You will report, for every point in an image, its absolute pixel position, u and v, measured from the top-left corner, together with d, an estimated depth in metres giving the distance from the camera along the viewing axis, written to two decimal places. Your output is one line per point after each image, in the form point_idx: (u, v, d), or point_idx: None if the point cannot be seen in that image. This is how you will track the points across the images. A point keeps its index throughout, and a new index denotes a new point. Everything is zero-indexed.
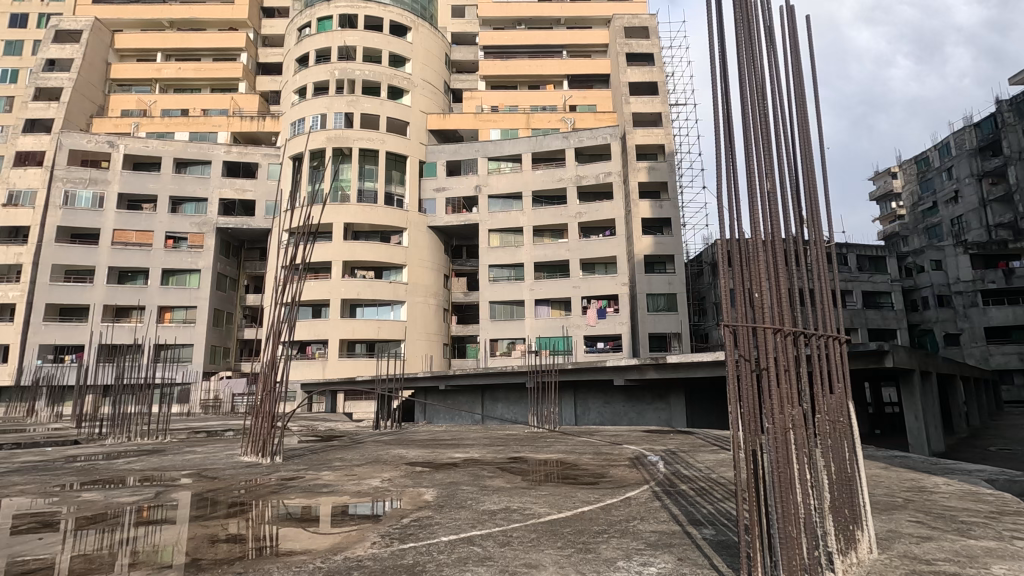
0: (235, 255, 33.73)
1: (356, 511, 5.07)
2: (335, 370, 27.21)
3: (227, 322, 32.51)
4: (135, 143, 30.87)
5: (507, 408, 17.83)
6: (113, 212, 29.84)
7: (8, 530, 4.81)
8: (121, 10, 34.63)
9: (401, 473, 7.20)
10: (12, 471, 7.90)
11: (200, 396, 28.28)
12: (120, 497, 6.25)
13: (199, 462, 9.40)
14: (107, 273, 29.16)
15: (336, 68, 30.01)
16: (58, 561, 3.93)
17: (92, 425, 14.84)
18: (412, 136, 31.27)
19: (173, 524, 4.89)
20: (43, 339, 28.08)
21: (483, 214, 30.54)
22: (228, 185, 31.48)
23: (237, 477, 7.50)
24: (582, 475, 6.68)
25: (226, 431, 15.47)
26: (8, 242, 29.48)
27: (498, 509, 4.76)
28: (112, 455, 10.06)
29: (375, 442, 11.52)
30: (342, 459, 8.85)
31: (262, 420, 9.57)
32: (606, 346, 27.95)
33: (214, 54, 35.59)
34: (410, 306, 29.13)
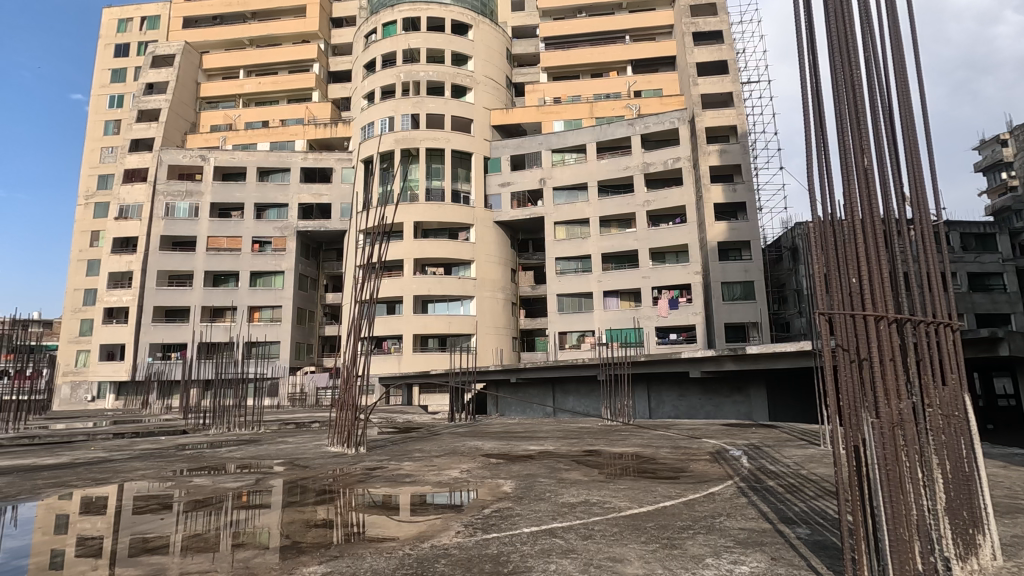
0: (314, 256, 35.61)
1: (435, 501, 5.23)
2: (410, 364, 28.13)
3: (310, 320, 34.46)
4: (224, 155, 33.23)
5: (579, 400, 17.77)
6: (207, 220, 32.32)
7: (131, 512, 5.33)
8: (207, 32, 37.34)
9: (478, 465, 7.33)
10: (133, 457, 8.76)
11: (288, 389, 30.21)
12: (225, 483, 6.80)
13: (289, 451, 10.01)
14: (203, 277, 31.73)
15: (402, 72, 30.93)
16: (175, 540, 4.32)
17: (197, 416, 16.23)
18: (476, 132, 31.57)
19: (271, 508, 5.25)
20: (153, 338, 30.93)
21: (548, 207, 30.45)
22: (306, 191, 33.20)
23: (325, 466, 7.92)
24: (661, 470, 6.53)
25: (314, 422, 16.45)
26: (121, 252, 32.66)
27: (577, 502, 4.74)
28: (216, 444, 10.95)
29: (451, 433, 11.82)
30: (421, 450, 9.16)
31: (346, 413, 10.08)
32: (679, 337, 27.17)
33: (289, 66, 37.55)
34: (479, 301, 29.57)
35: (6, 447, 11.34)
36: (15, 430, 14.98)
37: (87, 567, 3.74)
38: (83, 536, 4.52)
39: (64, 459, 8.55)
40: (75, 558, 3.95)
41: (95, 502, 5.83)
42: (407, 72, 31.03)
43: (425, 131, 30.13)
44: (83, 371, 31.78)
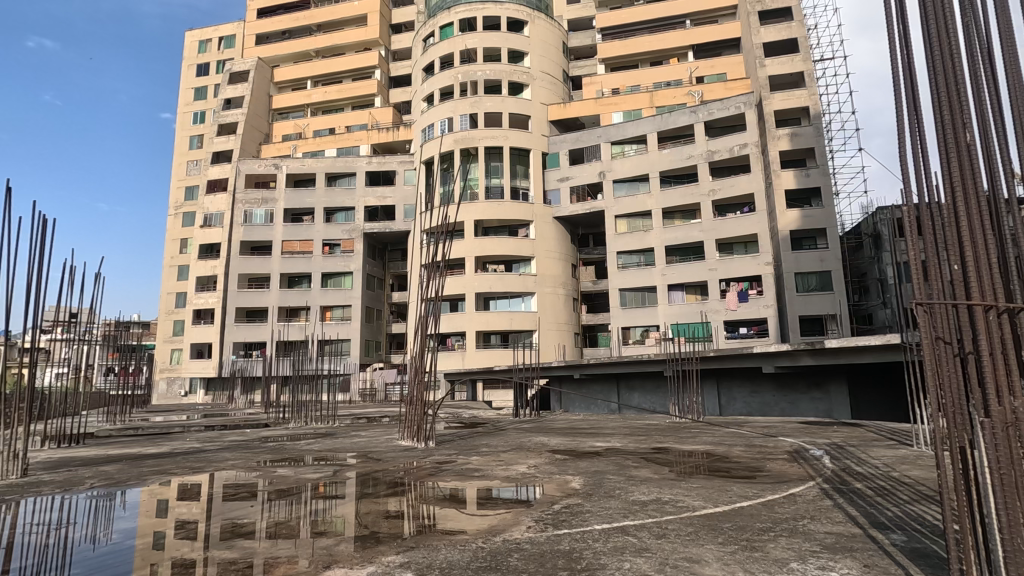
0: (380, 257, 36.86)
1: (503, 495, 5.30)
2: (473, 361, 28.59)
3: (378, 318, 35.70)
4: (295, 163, 35.00)
5: (644, 397, 17.43)
6: (281, 225, 34.17)
7: (223, 499, 5.73)
8: (278, 47, 39.40)
9: (545, 460, 7.34)
10: (223, 448, 9.41)
11: (358, 385, 31.48)
12: (306, 474, 7.18)
13: (362, 445, 10.41)
14: (279, 279, 33.58)
15: (460, 72, 31.42)
16: (262, 527, 4.59)
17: (278, 411, 17.23)
18: (534, 129, 31.51)
19: (348, 499, 5.50)
20: (236, 338, 33.07)
21: (608, 200, 30.01)
22: (372, 194, 34.38)
23: (397, 459, 8.21)
24: (736, 469, 6.28)
25: (385, 417, 17.05)
26: (206, 257, 35.15)
27: (649, 500, 4.65)
28: (296, 437, 11.58)
29: (517, 429, 11.91)
30: (488, 444, 9.28)
31: (415, 407, 10.38)
32: (749, 331, 26.05)
33: (353, 74, 38.96)
34: (541, 297, 29.61)
35: (115, 437, 12.48)
36: (122, 422, 16.45)
37: (187, 548, 4.06)
38: (183, 520, 4.90)
39: (164, 449, 9.30)
40: (177, 540, 4.29)
41: (192, 489, 6.31)
42: (465, 72, 31.47)
43: (483, 130, 30.46)
44: (177, 368, 34.50)
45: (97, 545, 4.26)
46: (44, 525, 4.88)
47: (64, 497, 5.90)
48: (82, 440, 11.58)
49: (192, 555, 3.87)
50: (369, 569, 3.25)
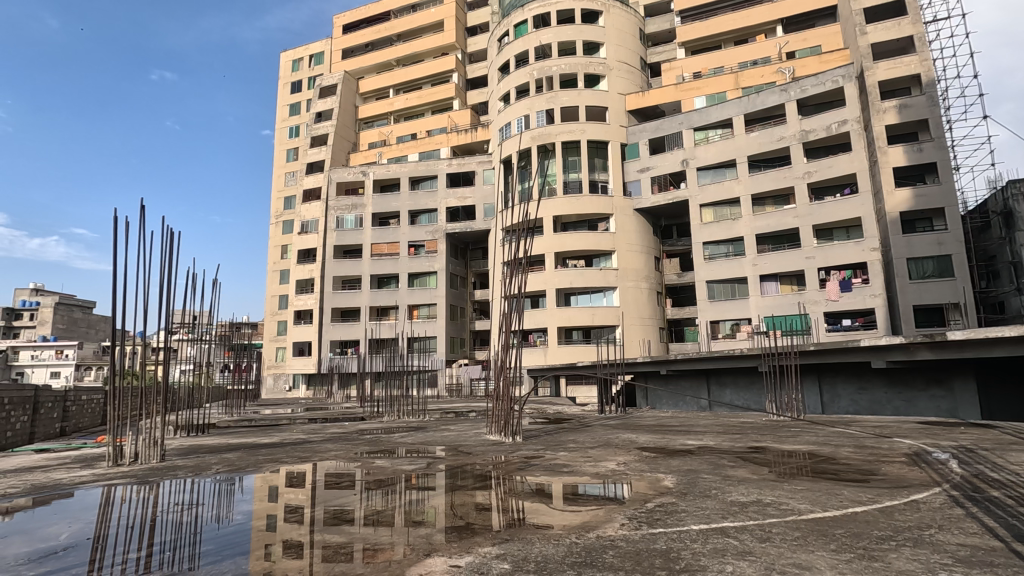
0: (462, 256, 37.79)
1: (590, 492, 5.26)
2: (556, 356, 28.60)
3: (462, 316, 36.64)
4: (381, 169, 36.70)
5: (737, 393, 16.66)
6: (370, 229, 36.03)
7: (326, 486, 6.15)
8: (363, 60, 41.46)
9: (634, 458, 7.19)
10: (326, 440, 10.07)
11: (445, 380, 32.51)
12: (401, 465, 7.53)
13: (452, 438, 10.73)
14: (369, 280, 35.38)
15: (535, 69, 31.49)
16: (362, 514, 4.86)
17: (372, 405, 18.18)
18: (611, 120, 30.88)
19: (440, 490, 5.70)
20: (332, 336, 35.20)
21: (692, 189, 28.83)
22: (453, 195, 35.31)
23: (486, 453, 8.38)
24: (844, 471, 5.82)
25: (471, 412, 17.47)
26: (305, 262, 37.73)
27: (749, 501, 4.42)
28: (391, 430, 12.16)
29: (603, 425, 11.76)
30: (575, 440, 9.24)
31: (501, 403, 10.56)
32: (854, 323, 24.05)
33: (431, 80, 40.15)
34: (623, 291, 29.04)
35: (232, 427, 13.73)
36: (238, 414, 18.07)
37: (297, 531, 4.37)
38: (292, 505, 5.29)
39: (276, 440, 10.12)
40: (287, 523, 4.64)
41: (299, 476, 6.83)
42: (540, 68, 31.49)
43: (560, 125, 30.30)
44: (282, 364, 37.39)
45: (222, 524, 4.72)
46: (180, 505, 5.48)
47: (194, 481, 6.59)
48: (206, 430, 12.83)
49: (302, 538, 4.17)
50: (467, 558, 3.35)
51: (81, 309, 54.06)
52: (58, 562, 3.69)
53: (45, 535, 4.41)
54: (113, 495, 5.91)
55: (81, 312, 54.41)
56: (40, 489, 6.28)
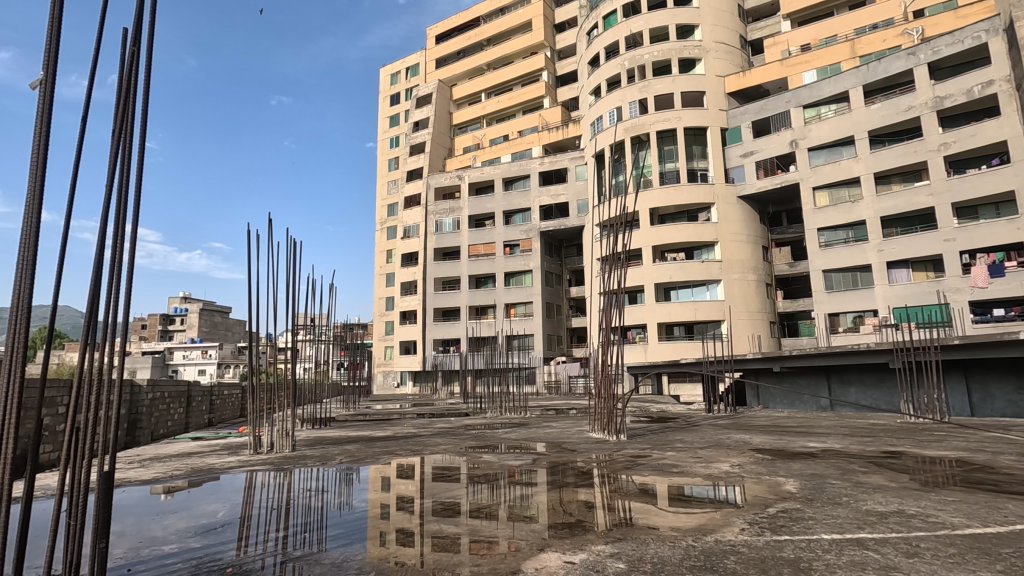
0: (557, 253, 37.80)
1: (698, 494, 5.06)
2: (657, 353, 27.77)
3: (558, 313, 36.70)
4: (475, 173, 37.77)
5: (863, 392, 15.27)
6: (467, 231, 37.17)
7: (434, 479, 6.44)
8: (456, 67, 42.90)
9: (749, 460, 6.77)
10: (434, 434, 10.51)
11: (544, 378, 32.80)
12: (507, 460, 7.70)
13: (555, 436, 10.74)
14: (468, 281, 36.51)
15: (626, 59, 30.76)
16: (469, 507, 5.02)
17: (475, 401, 18.75)
18: (709, 104, 29.33)
19: (542, 487, 5.77)
20: (435, 335, 36.74)
21: (804, 171, 26.66)
22: (546, 193, 35.43)
23: (591, 451, 8.32)
24: (1006, 482, 5.07)
25: (572, 409, 17.44)
26: (408, 265, 39.75)
27: (888, 511, 4.01)
28: (495, 426, 12.45)
29: (712, 425, 11.21)
30: (683, 440, 8.89)
31: (603, 402, 10.45)
32: (1009, 312, 20.98)
33: (521, 80, 40.47)
34: (728, 284, 27.53)
35: (350, 421, 14.79)
36: (354, 409, 19.44)
37: (409, 520, 4.59)
38: (404, 496, 5.59)
39: (389, 433, 10.74)
40: (400, 513, 4.90)
41: (412, 468, 7.23)
42: (631, 58, 30.68)
43: (654, 114, 29.33)
44: (390, 362, 39.66)
45: (344, 510, 5.11)
46: (310, 491, 6.02)
47: (320, 469, 7.19)
48: (327, 423, 13.93)
49: (414, 527, 4.37)
50: (581, 556, 3.34)
51: (220, 314, 60.99)
52: (216, 537, 4.16)
53: (203, 512, 5.01)
54: (256, 479, 6.61)
55: (221, 316, 61.40)
56: (197, 472, 7.17)
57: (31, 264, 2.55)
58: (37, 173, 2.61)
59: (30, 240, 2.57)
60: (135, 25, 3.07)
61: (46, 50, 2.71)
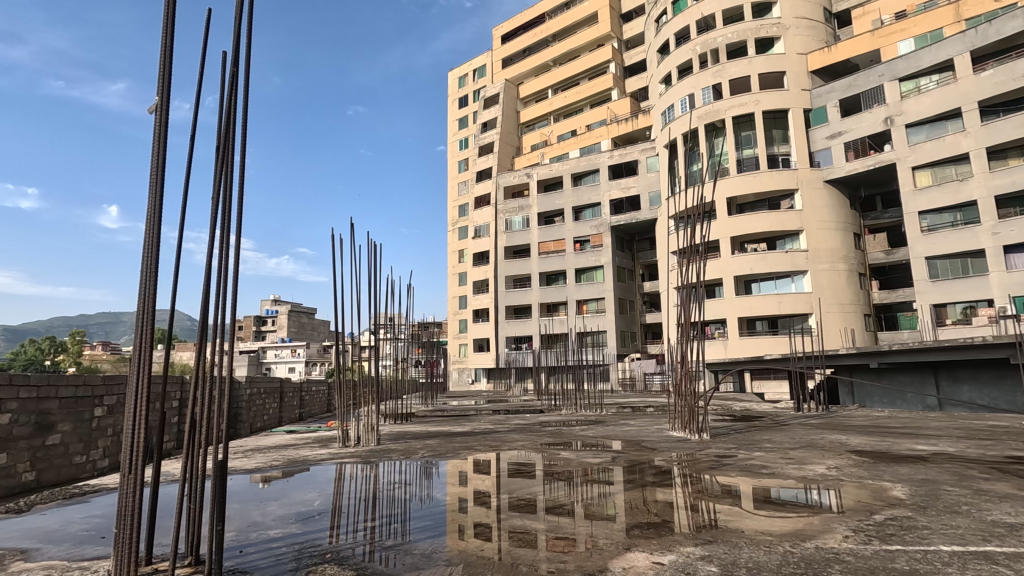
0: (629, 248, 37.01)
1: (788, 497, 4.78)
2: (738, 349, 26.56)
3: (631, 309, 35.96)
4: (544, 170, 37.76)
5: (977, 391, 13.89)
6: (536, 229, 37.23)
7: (511, 475, 6.52)
8: (522, 66, 43.04)
9: (848, 462, 6.30)
10: (511, 431, 10.61)
11: (618, 375, 32.33)
12: (586, 458, 7.64)
13: (633, 434, 10.52)
14: (539, 278, 36.57)
15: (697, 44, 29.55)
16: (545, 504, 5.01)
17: (550, 399, 18.74)
18: (790, 85, 27.56)
19: (619, 486, 5.68)
20: (507, 332, 37.12)
21: (902, 150, 24.47)
22: (616, 187, 34.78)
23: (673, 449, 8.08)
24: None
25: (649, 407, 17.03)
26: (480, 264, 40.43)
27: (1020, 523, 3.58)
28: (572, 423, 12.36)
29: (804, 424, 10.56)
30: (772, 440, 8.43)
31: (685, 399, 10.12)
32: None
33: (588, 73, 39.93)
34: (815, 275, 25.84)
35: (429, 417, 15.26)
36: (433, 405, 20.04)
37: (486, 516, 4.64)
38: (480, 490, 5.69)
39: (468, 429, 10.96)
40: (478, 507, 4.98)
41: (491, 464, 7.35)
42: (703, 42, 29.46)
43: (730, 99, 27.96)
44: (464, 359, 40.53)
45: (425, 502, 5.28)
46: (395, 483, 6.27)
47: (404, 463, 7.48)
48: (408, 418, 14.47)
49: (493, 522, 4.42)
50: (670, 557, 3.25)
51: (307, 314, 65.05)
52: (314, 524, 4.42)
53: (301, 500, 5.35)
54: (345, 471, 6.97)
55: (308, 317, 65.42)
56: (292, 463, 7.66)
57: (155, 274, 2.83)
58: (158, 191, 2.89)
59: (153, 251, 2.85)
60: (233, 47, 3.30)
61: (161, 78, 2.99)
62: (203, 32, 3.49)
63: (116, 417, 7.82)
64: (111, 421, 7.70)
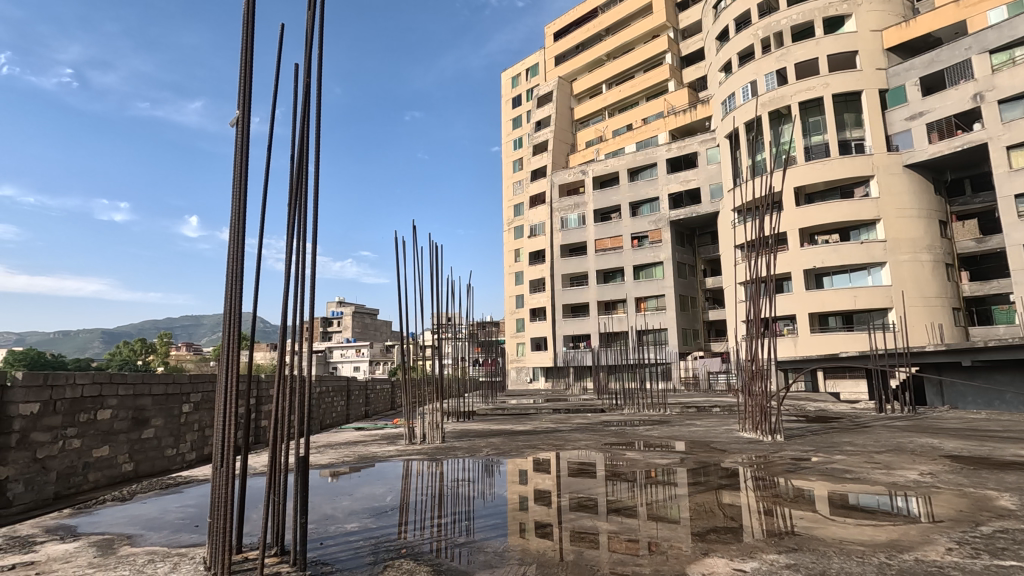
0: (690, 243, 35.93)
1: (873, 504, 4.49)
2: (809, 346, 25.22)
3: (693, 305, 34.92)
4: (599, 166, 37.29)
5: None
6: (593, 226, 36.83)
7: (572, 474, 6.47)
8: (575, 62, 42.67)
9: (943, 468, 5.83)
10: (574, 430, 10.51)
11: (680, 373, 31.50)
12: (652, 458, 7.46)
13: (701, 435, 10.19)
14: (596, 276, 36.15)
15: (759, 28, 28.27)
16: (609, 504, 4.93)
17: (611, 398, 18.46)
18: (863, 65, 25.83)
19: (685, 487, 5.51)
20: (565, 331, 36.93)
21: (994, 128, 22.44)
22: (675, 180, 33.82)
23: (745, 451, 7.75)
24: None
25: (714, 407, 16.47)
26: (536, 263, 40.42)
27: None
28: (635, 423, 12.11)
29: (888, 426, 9.87)
30: (854, 443, 7.92)
31: (755, 399, 9.69)
32: None
33: (643, 65, 39.05)
34: (895, 267, 24.14)
35: (490, 415, 15.41)
36: (493, 403, 20.22)
37: (548, 515, 4.61)
38: (542, 489, 5.67)
39: (529, 428, 10.97)
40: (539, 506, 4.96)
41: (553, 463, 7.30)
42: (765, 26, 28.15)
43: (796, 84, 26.52)
44: (522, 358, 40.65)
45: (488, 500, 5.32)
46: (459, 480, 6.36)
47: (468, 460, 7.56)
48: (470, 417, 14.65)
49: (556, 521, 4.39)
50: (752, 564, 3.10)
51: (370, 315, 67.38)
52: (386, 519, 4.53)
53: (372, 495, 5.52)
54: (412, 468, 7.12)
55: (371, 317, 67.71)
56: (362, 459, 7.92)
57: (240, 279, 2.99)
58: (242, 201, 3.05)
59: (238, 257, 3.01)
60: (305, 61, 3.43)
61: (242, 96, 3.17)
62: (278, 50, 3.67)
63: (200, 414, 8.34)
64: (196, 417, 8.21)
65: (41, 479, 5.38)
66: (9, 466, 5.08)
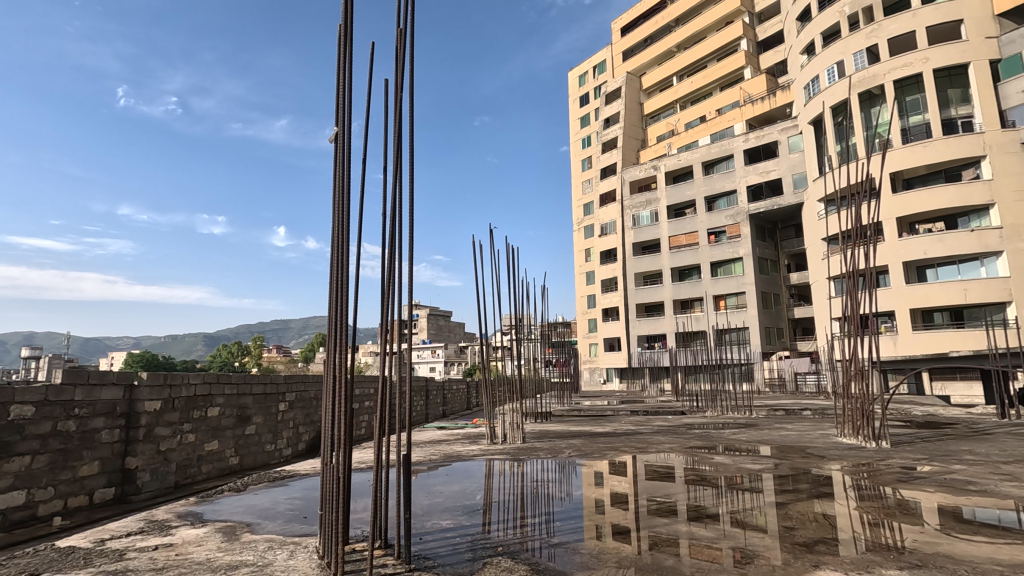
0: (772, 237, 34.04)
1: (997, 518, 4.07)
2: (912, 346, 23.16)
3: (777, 303, 33.07)
4: (671, 161, 36.20)
5: None
6: (666, 223, 35.84)
7: (651, 478, 6.31)
8: (644, 56, 41.71)
9: None
10: (656, 432, 10.23)
11: (765, 375, 29.93)
12: (743, 463, 7.10)
13: (794, 439, 9.62)
14: (671, 274, 35.12)
15: (845, 5, 26.35)
16: (693, 510, 4.78)
17: (691, 399, 17.84)
18: (969, 35, 23.37)
19: (776, 494, 5.25)
20: (639, 331, 36.07)
21: None
22: (754, 171, 32.23)
23: (846, 458, 7.23)
24: None
25: (805, 410, 15.47)
26: (608, 262, 39.89)
27: None
28: (721, 426, 11.62)
29: (1015, 434, 8.82)
30: (975, 452, 7.17)
31: (854, 404, 9.01)
32: None
33: (716, 54, 37.48)
34: (1013, 255, 21.69)
35: (567, 416, 15.40)
36: (568, 404, 20.10)
37: (627, 518, 4.55)
38: (621, 492, 5.60)
39: (609, 430, 10.78)
40: (618, 509, 4.89)
41: (634, 466, 7.14)
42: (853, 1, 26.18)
43: (889, 61, 24.44)
44: (595, 359, 40.22)
45: (567, 501, 5.33)
46: (539, 481, 6.39)
47: (547, 461, 7.56)
48: (546, 418, 14.65)
49: (635, 526, 4.31)
50: None
51: (444, 317, 69.34)
52: (475, 518, 4.61)
53: (461, 493, 5.66)
54: (494, 467, 7.24)
55: (445, 319, 69.61)
56: (447, 458, 8.10)
57: (343, 287, 3.16)
58: (344, 210, 3.22)
59: (342, 263, 3.19)
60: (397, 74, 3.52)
61: (343, 112, 3.35)
62: (369, 67, 3.78)
63: (294, 412, 8.91)
64: (292, 415, 8.80)
65: (163, 469, 5.93)
66: (138, 457, 5.65)
